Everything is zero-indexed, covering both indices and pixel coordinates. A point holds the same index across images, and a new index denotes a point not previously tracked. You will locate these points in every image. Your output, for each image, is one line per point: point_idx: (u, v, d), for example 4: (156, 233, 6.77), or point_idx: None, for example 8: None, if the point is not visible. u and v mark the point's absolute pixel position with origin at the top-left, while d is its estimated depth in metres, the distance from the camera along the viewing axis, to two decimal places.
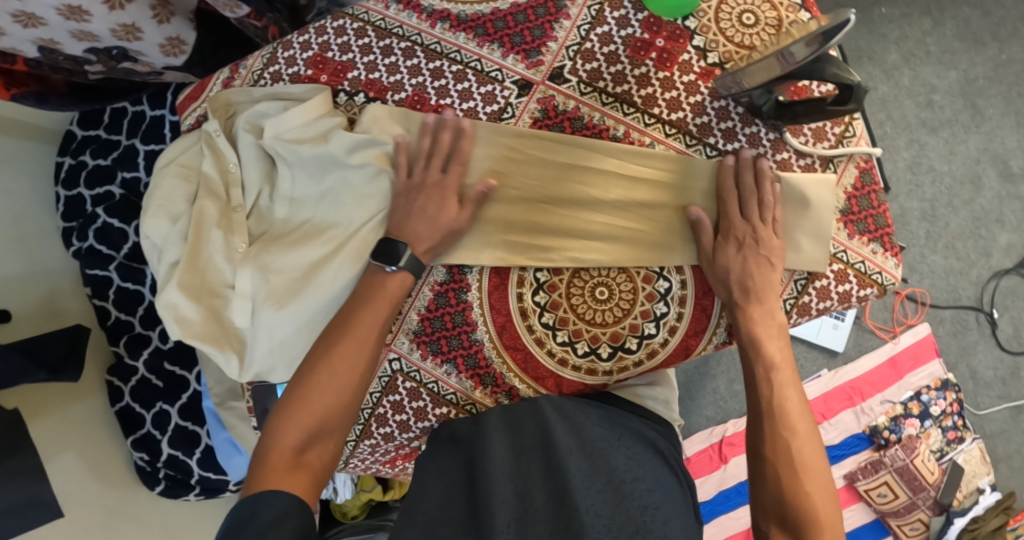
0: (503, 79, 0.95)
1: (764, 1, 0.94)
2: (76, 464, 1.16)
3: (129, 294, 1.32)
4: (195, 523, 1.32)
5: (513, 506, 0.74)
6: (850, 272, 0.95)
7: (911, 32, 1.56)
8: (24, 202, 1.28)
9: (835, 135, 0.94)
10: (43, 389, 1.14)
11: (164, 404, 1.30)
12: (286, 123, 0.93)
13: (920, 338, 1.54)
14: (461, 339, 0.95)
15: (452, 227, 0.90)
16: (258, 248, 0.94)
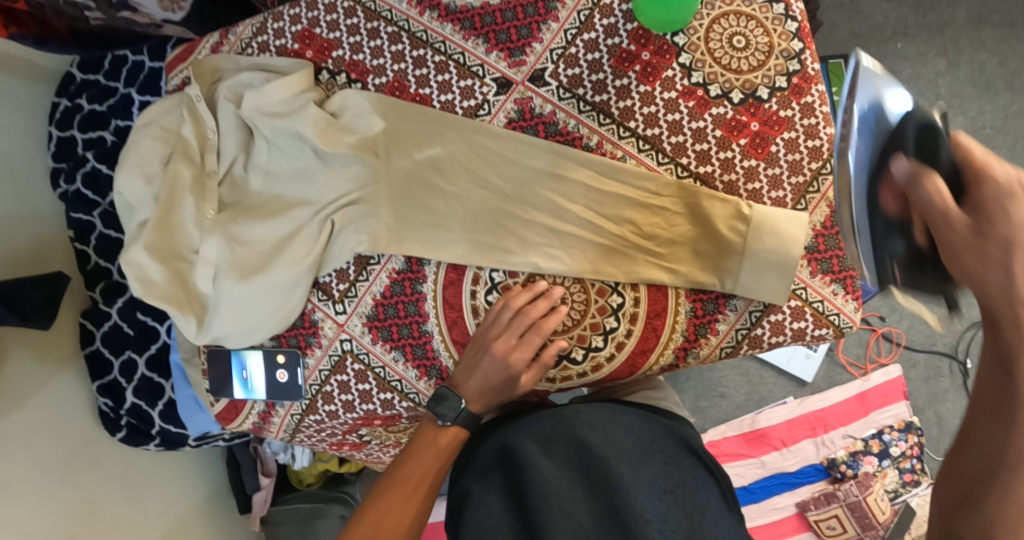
0: (483, 75, 0.94)
1: (756, 24, 0.95)
2: (42, 404, 1.21)
3: (109, 241, 1.38)
4: (152, 470, 1.40)
5: (565, 528, 0.72)
6: (806, 310, 0.96)
7: (924, 71, 1.56)
8: (18, 141, 1.31)
9: (812, 170, 0.96)
10: (23, 333, 1.20)
11: (132, 353, 1.37)
12: (265, 95, 0.92)
13: (890, 379, 1.54)
14: (411, 329, 0.95)
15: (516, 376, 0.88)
16: (226, 217, 0.95)
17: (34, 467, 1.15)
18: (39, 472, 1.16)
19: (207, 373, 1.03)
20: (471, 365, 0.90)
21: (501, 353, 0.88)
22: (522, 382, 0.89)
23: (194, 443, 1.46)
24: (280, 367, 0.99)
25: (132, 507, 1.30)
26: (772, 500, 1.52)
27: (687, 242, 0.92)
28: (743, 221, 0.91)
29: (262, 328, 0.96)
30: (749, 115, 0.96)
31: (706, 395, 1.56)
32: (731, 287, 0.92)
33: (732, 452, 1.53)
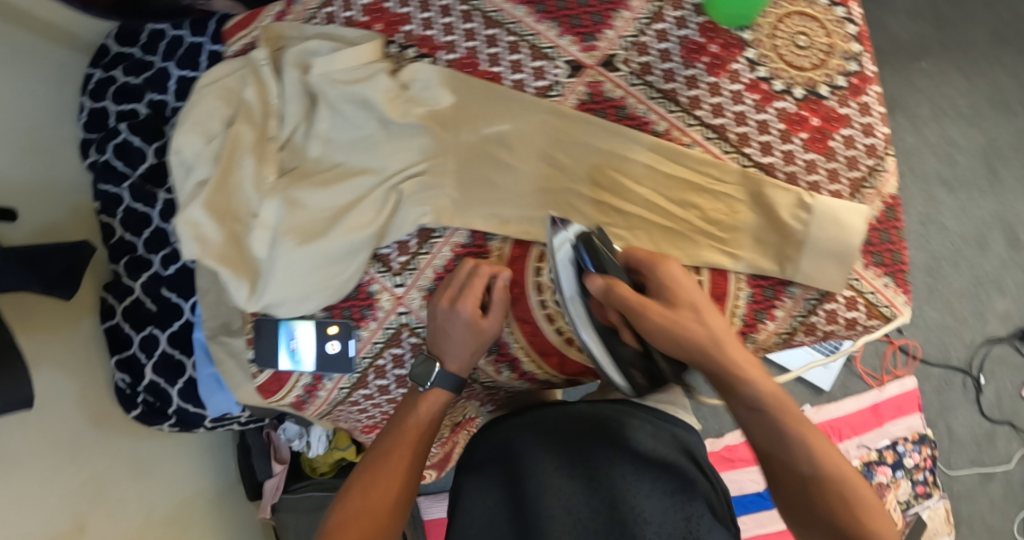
0: (555, 57, 0.94)
1: (818, 25, 0.98)
2: (55, 375, 1.21)
3: (135, 215, 1.37)
4: (162, 451, 1.40)
5: (563, 521, 0.78)
6: (858, 300, 0.99)
7: (944, 90, 1.61)
8: (48, 109, 1.31)
9: (867, 167, 0.98)
10: (37, 301, 1.19)
11: (155, 329, 1.37)
12: (336, 62, 0.93)
13: (904, 390, 1.57)
14: (472, 304, 0.95)
15: (477, 322, 0.90)
16: (287, 182, 0.94)
17: (43, 440, 1.16)
18: (47, 445, 1.16)
19: (253, 341, 1.01)
20: (439, 331, 0.91)
21: (446, 307, 0.90)
22: (489, 330, 0.90)
23: (209, 425, 1.42)
24: (331, 339, 0.98)
25: (136, 488, 1.29)
26: None
27: (750, 230, 0.95)
28: (804, 210, 0.93)
29: (314, 297, 0.94)
30: (810, 111, 0.97)
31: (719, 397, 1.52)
32: (790, 275, 0.95)
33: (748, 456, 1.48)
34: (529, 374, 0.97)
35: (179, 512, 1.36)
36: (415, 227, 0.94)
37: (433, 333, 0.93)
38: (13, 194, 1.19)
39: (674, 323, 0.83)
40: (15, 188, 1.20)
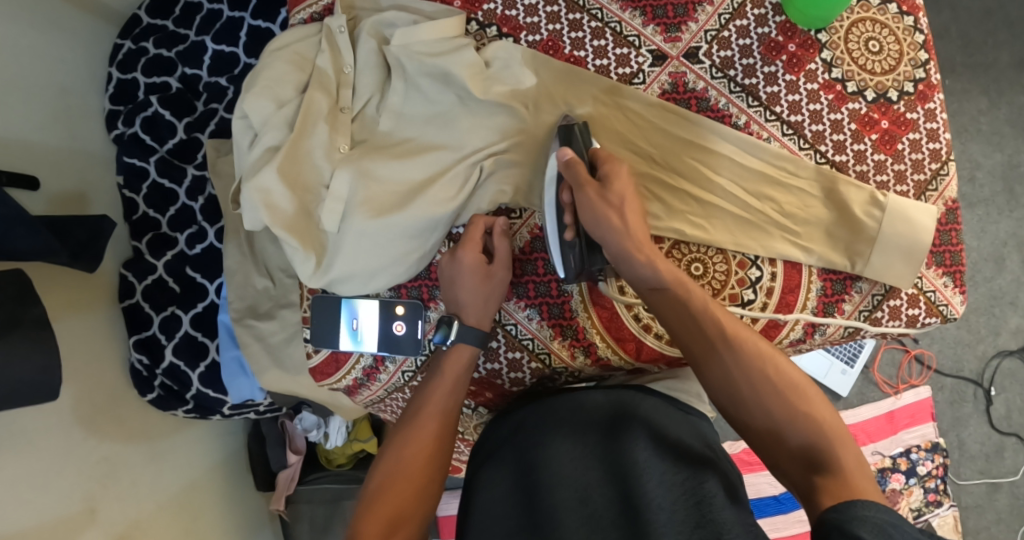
0: (639, 46, 0.96)
1: (886, 30, 0.96)
2: (73, 351, 1.14)
3: (162, 192, 1.31)
4: (177, 436, 1.31)
5: (579, 514, 0.78)
6: (920, 298, 0.97)
7: (966, 108, 1.61)
8: (73, 74, 1.26)
9: (932, 170, 0.96)
10: (56, 271, 1.12)
11: (177, 310, 1.29)
12: (417, 35, 0.93)
13: (920, 399, 1.57)
14: (550, 286, 0.96)
15: (485, 268, 0.92)
16: (360, 153, 0.93)
17: (59, 418, 1.08)
18: (62, 424, 1.08)
19: (309, 320, 1.00)
20: (451, 281, 0.93)
21: (452, 257, 0.93)
22: (499, 275, 0.92)
23: (226, 413, 1.34)
24: (399, 320, 0.98)
25: (151, 472, 1.22)
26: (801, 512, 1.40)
27: (823, 224, 0.94)
28: (877, 207, 0.93)
29: (383, 273, 0.94)
30: (880, 113, 0.96)
31: None
32: (860, 270, 0.94)
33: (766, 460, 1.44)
34: (603, 360, 0.96)
35: (191, 501, 1.29)
36: (493, 205, 0.95)
37: (446, 283, 0.94)
38: (35, 160, 1.13)
39: (630, 237, 0.85)
40: (38, 154, 1.14)
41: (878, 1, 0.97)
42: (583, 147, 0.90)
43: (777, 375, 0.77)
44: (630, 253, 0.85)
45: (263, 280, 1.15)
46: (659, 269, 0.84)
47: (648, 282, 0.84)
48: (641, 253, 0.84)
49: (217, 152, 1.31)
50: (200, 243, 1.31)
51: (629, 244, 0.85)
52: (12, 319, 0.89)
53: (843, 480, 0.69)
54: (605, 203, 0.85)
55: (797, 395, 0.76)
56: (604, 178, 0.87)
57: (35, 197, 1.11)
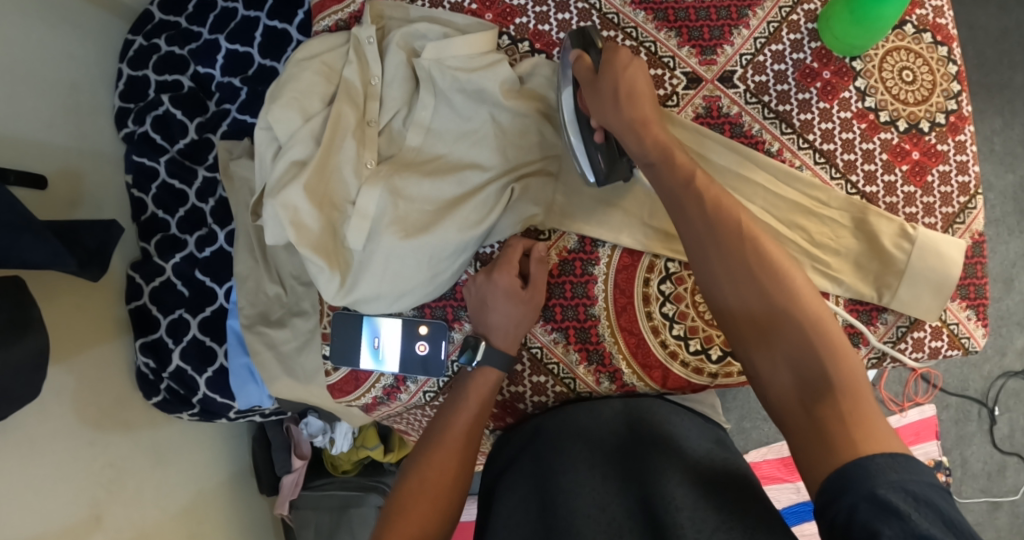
0: (674, 67, 0.95)
1: (918, 57, 0.95)
2: (78, 354, 1.11)
3: (171, 192, 1.29)
4: (182, 441, 1.29)
5: (598, 521, 0.76)
6: (943, 330, 0.95)
7: (980, 128, 1.60)
8: (83, 71, 1.23)
9: (959, 204, 0.94)
10: (62, 277, 1.10)
11: (185, 313, 1.27)
12: (449, 50, 0.92)
13: (925, 417, 1.58)
14: (577, 310, 0.95)
15: (520, 291, 0.92)
16: (388, 169, 0.92)
17: (64, 422, 1.06)
18: (66, 429, 1.06)
19: (330, 337, 1.03)
20: (479, 297, 0.93)
21: (486, 275, 0.92)
22: (534, 299, 0.92)
23: (232, 417, 1.33)
24: (421, 339, 1.00)
25: (155, 476, 1.20)
26: (802, 527, 1.41)
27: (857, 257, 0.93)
28: (907, 240, 0.92)
29: (410, 293, 0.93)
30: (911, 144, 0.94)
31: (750, 416, 1.49)
32: (887, 302, 0.93)
33: (771, 475, 1.45)
34: (628, 386, 0.95)
35: (194, 508, 1.27)
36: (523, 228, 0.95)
37: (477, 303, 0.93)
38: (43, 160, 1.11)
39: (627, 118, 0.83)
40: (47, 153, 1.12)
41: (914, 29, 0.95)
42: (599, 52, 0.90)
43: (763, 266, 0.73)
44: (625, 131, 0.83)
45: (275, 287, 1.11)
46: (646, 143, 0.82)
47: (638, 157, 0.83)
48: (631, 132, 0.83)
49: (229, 155, 1.27)
50: (210, 246, 1.28)
51: (625, 120, 0.83)
52: (20, 327, 0.87)
53: (834, 400, 0.66)
54: (595, 92, 0.85)
55: (785, 292, 0.72)
56: (602, 65, 0.86)
57: (42, 198, 1.08)
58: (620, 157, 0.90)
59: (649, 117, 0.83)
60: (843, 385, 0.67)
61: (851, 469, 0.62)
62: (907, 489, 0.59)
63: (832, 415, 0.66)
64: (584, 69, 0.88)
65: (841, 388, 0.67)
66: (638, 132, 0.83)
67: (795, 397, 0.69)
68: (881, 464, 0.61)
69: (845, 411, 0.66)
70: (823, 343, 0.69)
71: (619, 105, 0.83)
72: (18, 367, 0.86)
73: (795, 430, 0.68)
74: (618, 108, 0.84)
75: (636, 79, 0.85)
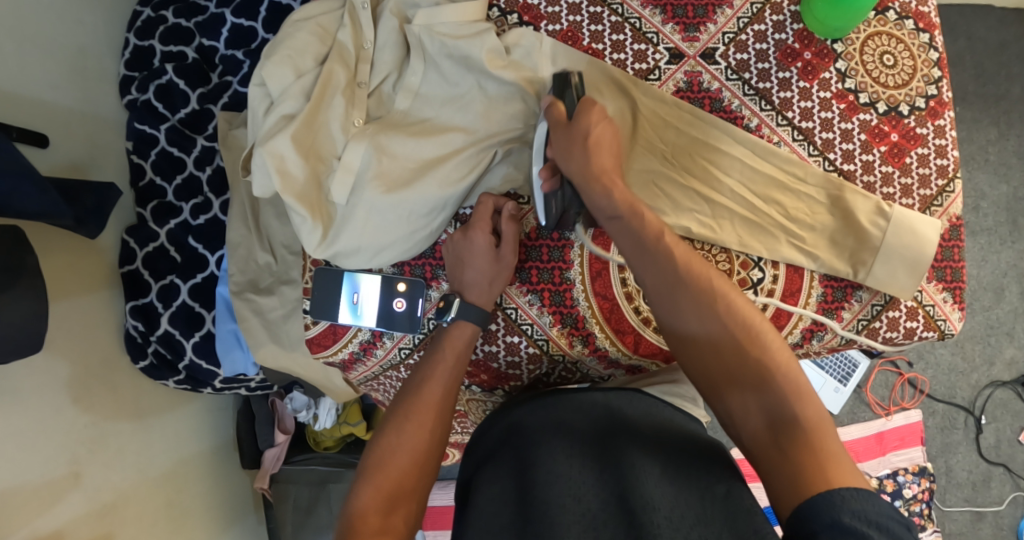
0: (657, 43, 0.98)
1: (898, 42, 0.97)
2: (68, 313, 1.12)
3: (169, 159, 1.30)
4: (165, 406, 1.30)
5: (574, 509, 0.75)
6: (918, 311, 0.97)
7: (976, 137, 1.59)
8: (91, 37, 1.26)
9: (937, 187, 0.96)
10: (59, 232, 1.11)
11: (176, 279, 1.27)
12: (440, 16, 0.95)
13: (909, 422, 1.55)
14: (553, 274, 0.97)
15: (491, 249, 0.94)
16: (375, 128, 0.95)
17: (50, 377, 1.07)
18: (54, 383, 1.07)
19: (311, 292, 1.07)
20: (454, 252, 0.96)
21: (461, 230, 0.95)
22: (506, 257, 0.94)
23: (217, 385, 1.34)
24: (400, 296, 1.03)
25: (138, 442, 1.21)
26: None
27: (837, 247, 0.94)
28: (882, 217, 0.93)
29: (389, 249, 0.96)
30: (890, 126, 0.96)
31: None
32: (863, 278, 0.94)
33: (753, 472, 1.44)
34: (601, 350, 0.97)
35: (173, 474, 1.27)
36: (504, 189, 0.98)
37: (453, 256, 0.96)
38: (45, 119, 1.13)
39: (592, 165, 0.85)
40: (49, 113, 1.14)
41: (896, 16, 0.97)
42: (576, 99, 0.90)
43: (734, 320, 0.77)
44: (587, 182, 0.85)
45: (266, 256, 1.12)
46: (616, 198, 0.84)
47: (604, 211, 0.85)
48: (597, 184, 0.85)
49: (229, 125, 1.30)
50: (204, 214, 1.30)
51: (590, 171, 0.85)
52: (12, 272, 0.88)
53: (807, 438, 0.69)
54: (566, 138, 0.86)
55: (754, 344, 0.75)
56: (575, 114, 0.87)
57: (42, 156, 1.10)
58: (572, 209, 0.91)
59: (613, 169, 0.85)
60: (814, 425, 0.70)
61: (817, 500, 0.64)
62: (868, 517, 0.61)
63: (803, 453, 0.68)
64: (557, 117, 0.88)
65: (813, 428, 0.69)
66: (605, 184, 0.85)
67: (766, 436, 0.71)
68: (843, 497, 0.63)
69: (818, 449, 0.68)
70: (793, 389, 0.72)
71: (586, 152, 0.85)
72: (7, 309, 0.87)
73: (769, 471, 0.69)
74: (585, 155, 0.85)
75: (603, 133, 0.86)
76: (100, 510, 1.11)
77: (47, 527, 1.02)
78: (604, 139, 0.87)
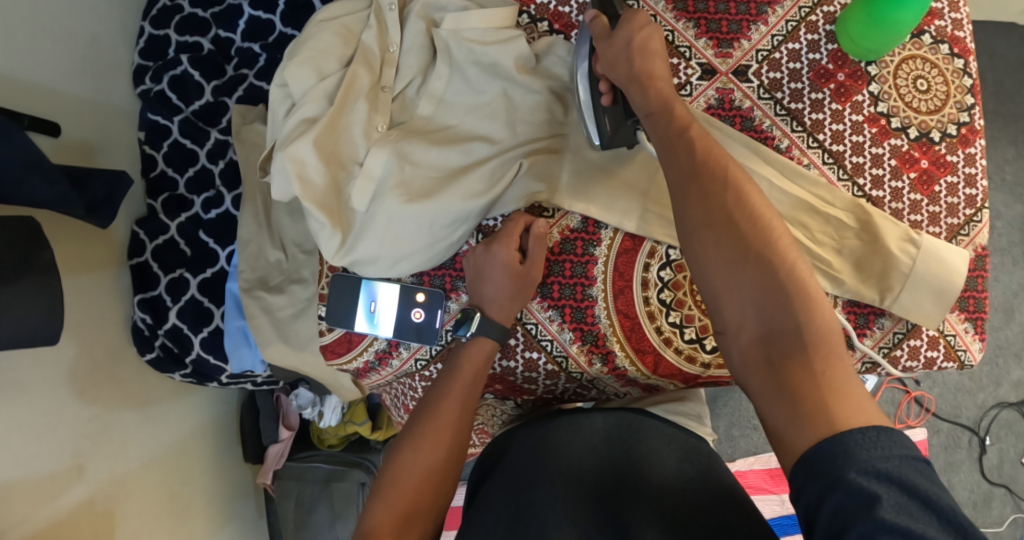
0: (689, 58, 0.96)
1: (932, 66, 0.96)
2: (75, 303, 1.11)
3: (182, 152, 1.29)
4: (169, 400, 1.29)
5: (568, 533, 0.77)
6: (940, 340, 0.96)
7: (993, 157, 1.58)
8: (107, 25, 1.24)
9: (965, 216, 0.95)
10: (69, 222, 1.10)
11: (185, 272, 1.26)
12: (469, 22, 0.93)
13: (914, 441, 1.55)
14: (575, 290, 0.96)
15: (514, 265, 0.92)
16: (399, 134, 0.93)
17: (56, 368, 1.05)
18: (58, 376, 1.05)
19: (326, 297, 1.06)
20: (476, 264, 0.94)
21: (485, 244, 0.94)
22: (529, 273, 0.93)
23: (223, 381, 1.33)
24: (417, 306, 1.02)
25: (141, 435, 1.20)
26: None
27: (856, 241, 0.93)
28: (912, 245, 0.92)
29: (410, 260, 0.95)
30: (921, 152, 0.95)
31: (740, 425, 1.49)
32: (890, 304, 0.93)
33: (756, 485, 1.44)
34: (620, 369, 0.96)
35: (175, 466, 1.27)
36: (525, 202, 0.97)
37: (474, 269, 0.95)
38: (57, 106, 1.11)
39: (634, 68, 0.84)
40: (62, 101, 1.12)
41: (931, 40, 0.96)
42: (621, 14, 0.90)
43: (745, 217, 0.75)
44: (629, 83, 0.85)
45: (277, 254, 1.11)
46: (651, 95, 0.83)
47: (639, 108, 0.84)
48: (636, 84, 0.84)
49: (243, 119, 1.27)
50: (216, 208, 1.29)
51: (632, 73, 0.84)
52: (22, 265, 0.87)
53: (806, 357, 0.69)
54: (608, 47, 0.86)
55: (773, 252, 0.73)
56: (618, 22, 0.87)
57: (53, 144, 1.09)
58: (627, 121, 0.90)
59: (657, 71, 0.84)
60: (816, 338, 0.69)
61: (824, 447, 0.63)
62: (877, 470, 0.61)
63: (802, 376, 0.68)
64: (598, 29, 0.88)
65: (814, 347, 0.69)
66: (644, 84, 0.84)
67: (761, 350, 0.71)
68: (855, 443, 0.62)
69: (818, 372, 0.68)
70: (802, 303, 0.71)
71: (630, 59, 0.85)
72: (16, 303, 0.85)
73: (761, 390, 0.70)
74: (630, 61, 0.85)
75: (651, 38, 0.85)
76: (102, 502, 1.10)
77: (47, 519, 1.01)
78: (650, 43, 0.85)
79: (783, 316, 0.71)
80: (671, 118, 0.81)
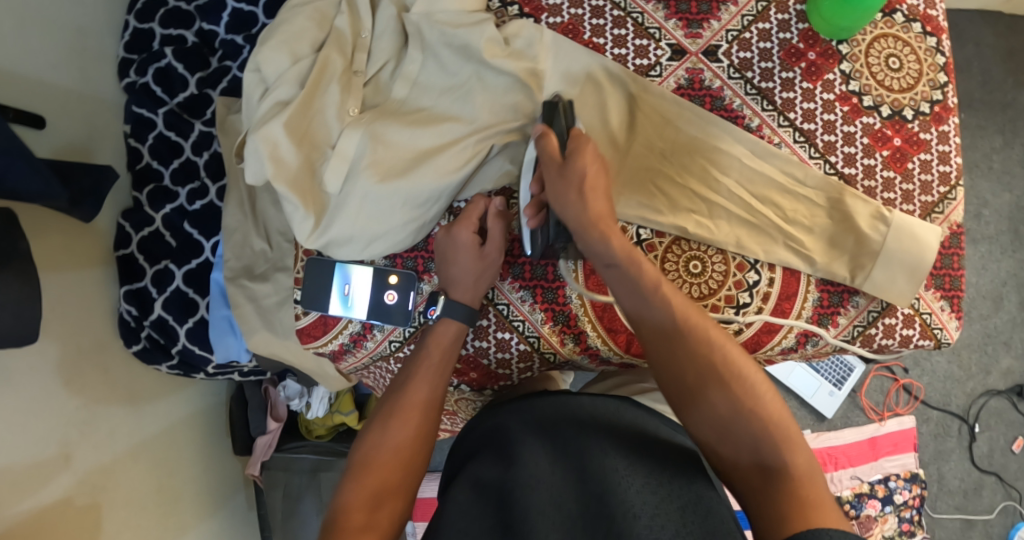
0: (659, 39, 0.97)
1: (905, 45, 0.97)
2: (62, 295, 1.11)
3: (167, 144, 1.29)
4: (156, 390, 1.29)
5: (553, 517, 0.74)
6: (915, 319, 0.96)
7: (980, 145, 1.58)
8: (92, 17, 1.24)
9: (939, 193, 0.96)
10: (53, 215, 1.10)
11: (170, 264, 1.26)
12: (440, 3, 0.93)
13: (903, 428, 1.53)
14: (546, 270, 0.98)
15: (474, 245, 0.93)
16: (371, 116, 0.94)
17: (42, 357, 1.05)
18: (43, 364, 1.05)
19: (301, 281, 1.07)
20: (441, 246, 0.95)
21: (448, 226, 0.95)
22: (489, 252, 0.94)
23: (210, 371, 1.33)
24: (391, 289, 1.04)
25: (128, 425, 1.20)
26: None
27: (825, 225, 0.94)
28: (883, 223, 0.93)
29: (380, 242, 0.96)
30: (893, 130, 0.96)
31: None
32: (861, 282, 0.94)
33: None
34: (592, 348, 0.98)
35: (162, 457, 1.27)
36: (498, 184, 0.98)
37: (440, 251, 0.95)
38: (43, 100, 1.11)
39: (587, 211, 0.85)
40: (48, 94, 1.12)
41: (904, 19, 0.97)
42: (565, 128, 0.89)
43: (726, 363, 0.78)
44: (583, 228, 0.85)
45: (261, 243, 1.10)
46: (612, 244, 0.84)
47: (601, 257, 0.85)
48: (594, 230, 0.85)
49: (227, 110, 1.28)
50: (200, 200, 1.28)
51: (586, 219, 0.85)
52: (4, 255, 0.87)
53: (794, 486, 0.70)
54: (561, 180, 0.85)
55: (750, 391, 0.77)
56: (569, 153, 0.86)
57: (38, 136, 1.09)
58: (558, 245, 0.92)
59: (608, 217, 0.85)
60: (801, 471, 0.71)
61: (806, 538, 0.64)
62: None
63: (790, 496, 0.70)
64: (549, 152, 0.87)
65: (802, 477, 0.71)
66: (603, 232, 0.85)
67: (756, 480, 0.72)
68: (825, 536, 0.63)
69: (803, 494, 0.70)
70: (782, 436, 0.74)
71: (582, 200, 0.85)
72: None
73: (756, 514, 0.71)
74: (580, 200, 0.85)
75: (597, 177, 0.86)
76: (90, 491, 1.10)
77: (33, 506, 1.00)
78: (596, 182, 0.86)
79: (767, 452, 0.73)
80: (638, 268, 0.84)
